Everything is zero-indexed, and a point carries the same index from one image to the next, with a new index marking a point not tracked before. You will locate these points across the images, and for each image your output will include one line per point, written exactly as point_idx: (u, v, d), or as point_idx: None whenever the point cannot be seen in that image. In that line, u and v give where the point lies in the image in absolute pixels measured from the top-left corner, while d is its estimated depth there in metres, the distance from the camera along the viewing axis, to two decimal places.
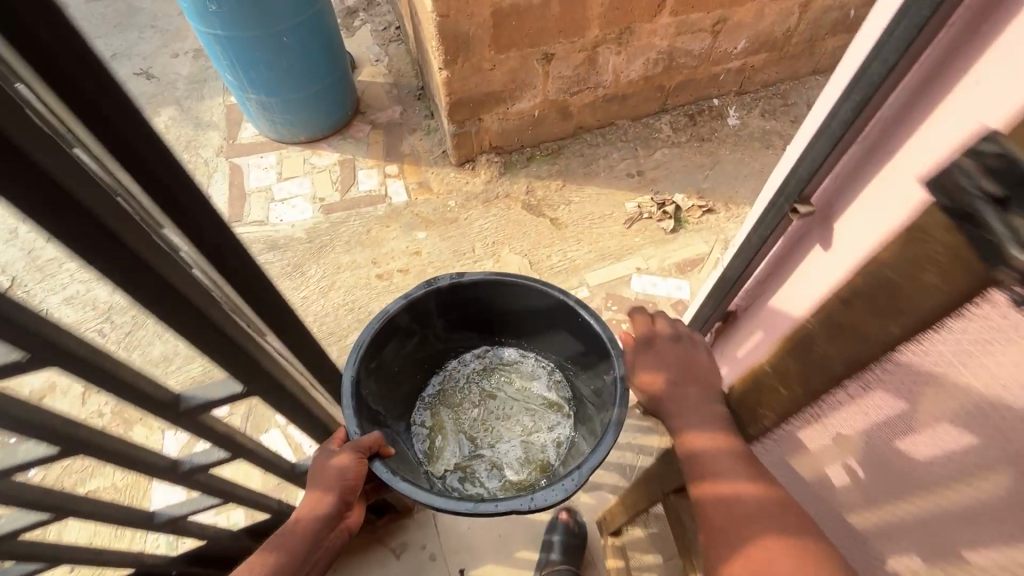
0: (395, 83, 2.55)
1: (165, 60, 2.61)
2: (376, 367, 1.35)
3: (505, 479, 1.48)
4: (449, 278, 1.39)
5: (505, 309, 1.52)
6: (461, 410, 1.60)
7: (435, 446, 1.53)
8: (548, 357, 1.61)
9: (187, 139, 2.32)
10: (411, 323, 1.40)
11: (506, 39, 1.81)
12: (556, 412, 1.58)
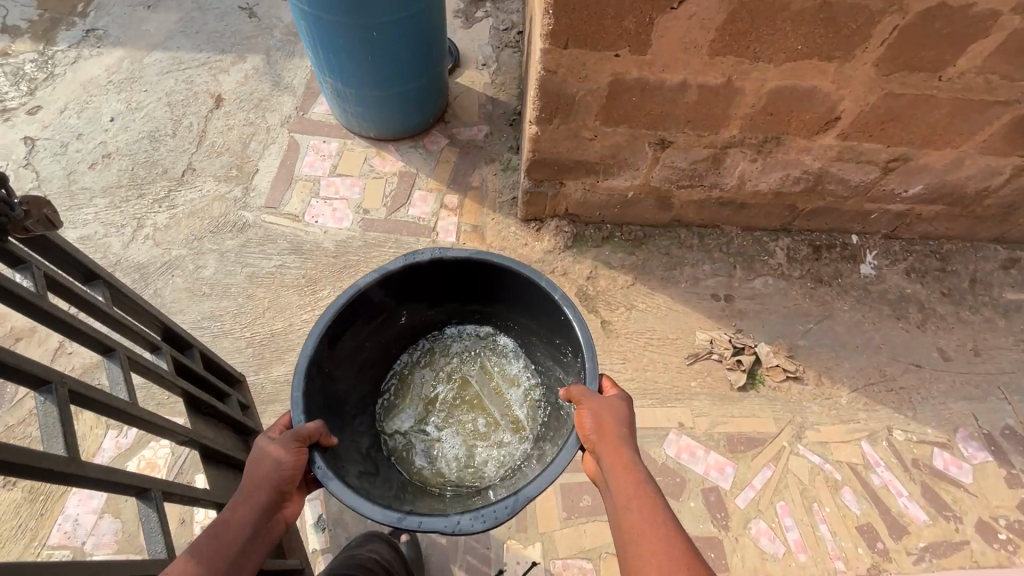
0: (493, 97, 2.25)
1: (273, 2, 2.44)
2: (355, 321, 1.44)
3: (435, 469, 1.52)
4: (431, 254, 1.44)
5: (501, 293, 1.58)
6: (441, 380, 1.69)
7: (400, 402, 1.64)
8: (540, 370, 1.65)
9: (260, 96, 2.16)
10: (388, 293, 1.48)
11: (618, 112, 1.45)
12: (516, 432, 1.59)
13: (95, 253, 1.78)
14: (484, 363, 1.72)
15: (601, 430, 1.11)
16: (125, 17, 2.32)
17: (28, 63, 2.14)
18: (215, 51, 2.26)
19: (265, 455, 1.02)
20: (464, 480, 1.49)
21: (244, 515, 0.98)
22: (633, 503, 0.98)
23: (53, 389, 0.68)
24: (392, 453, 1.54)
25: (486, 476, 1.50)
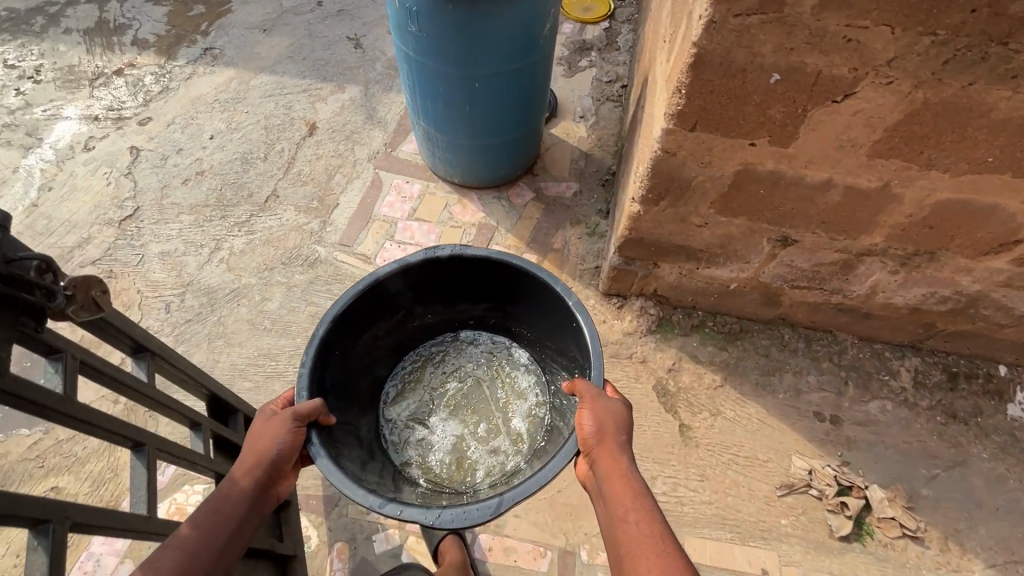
0: (587, 153, 2.11)
1: (380, 35, 2.46)
2: (369, 308, 1.41)
3: (425, 463, 1.46)
4: (450, 250, 1.40)
5: (519, 298, 1.51)
6: (451, 377, 1.61)
7: (405, 392, 1.58)
8: (552, 383, 1.53)
9: (352, 128, 2.14)
10: (404, 286, 1.45)
11: (739, 204, 1.26)
12: (515, 443, 1.49)
13: (171, 270, 1.77)
14: (500, 366, 1.62)
15: (600, 434, 1.08)
16: (242, 38, 2.41)
17: (148, 75, 2.25)
18: (317, 79, 2.28)
19: (262, 431, 1.06)
20: (452, 481, 1.42)
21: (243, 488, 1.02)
22: (626, 516, 0.94)
23: (49, 530, 0.66)
24: (386, 440, 1.50)
25: (476, 484, 1.41)
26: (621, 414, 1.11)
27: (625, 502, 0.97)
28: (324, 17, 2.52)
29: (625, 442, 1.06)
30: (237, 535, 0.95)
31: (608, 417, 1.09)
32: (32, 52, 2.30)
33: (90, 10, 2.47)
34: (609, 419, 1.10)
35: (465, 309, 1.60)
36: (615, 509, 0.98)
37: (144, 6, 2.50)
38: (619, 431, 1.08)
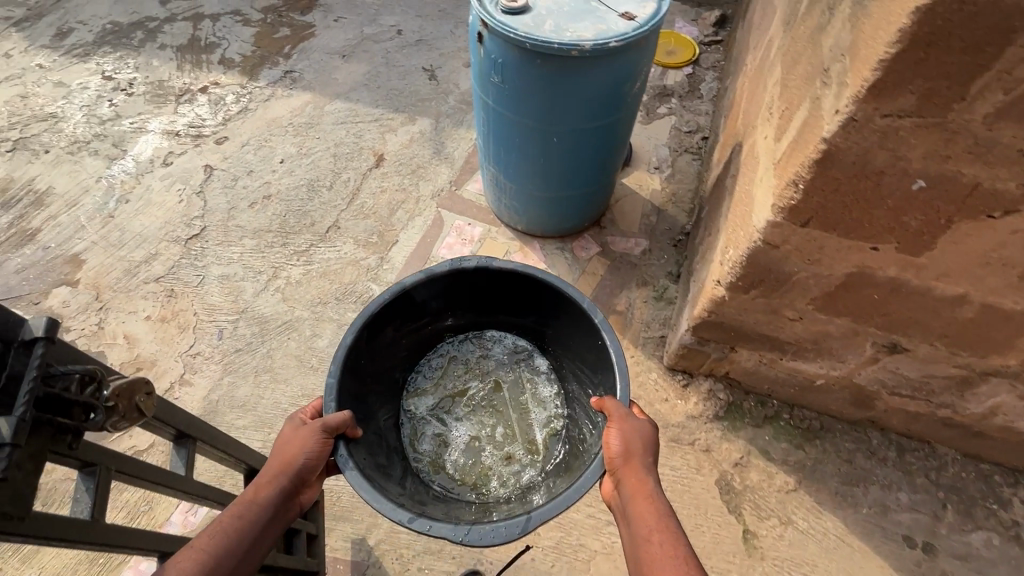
0: (659, 208, 1.98)
1: (456, 67, 2.44)
2: (401, 309, 1.49)
3: (442, 461, 1.54)
4: (478, 263, 1.46)
5: (546, 311, 1.58)
6: (473, 377, 1.70)
7: (427, 386, 1.67)
8: (571, 397, 1.61)
9: (419, 162, 2.10)
10: (432, 292, 1.51)
11: (846, 304, 1.10)
12: (529, 451, 1.57)
13: (228, 294, 1.77)
14: (521, 373, 1.71)
15: (626, 453, 1.10)
16: (322, 63, 2.44)
17: (230, 94, 2.30)
18: (390, 109, 2.26)
19: (293, 440, 1.12)
20: (468, 483, 1.50)
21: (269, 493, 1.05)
22: (650, 532, 0.93)
23: None
24: (407, 430, 1.58)
25: (490, 488, 1.49)
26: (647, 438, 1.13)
27: (649, 521, 0.95)
28: (402, 46, 2.53)
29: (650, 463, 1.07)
30: (263, 533, 0.99)
31: (634, 439, 1.11)
32: (127, 65, 2.41)
33: (185, 27, 2.58)
34: (634, 440, 1.11)
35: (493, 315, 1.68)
36: (639, 529, 0.96)
37: (234, 26, 2.59)
38: (645, 454, 1.09)
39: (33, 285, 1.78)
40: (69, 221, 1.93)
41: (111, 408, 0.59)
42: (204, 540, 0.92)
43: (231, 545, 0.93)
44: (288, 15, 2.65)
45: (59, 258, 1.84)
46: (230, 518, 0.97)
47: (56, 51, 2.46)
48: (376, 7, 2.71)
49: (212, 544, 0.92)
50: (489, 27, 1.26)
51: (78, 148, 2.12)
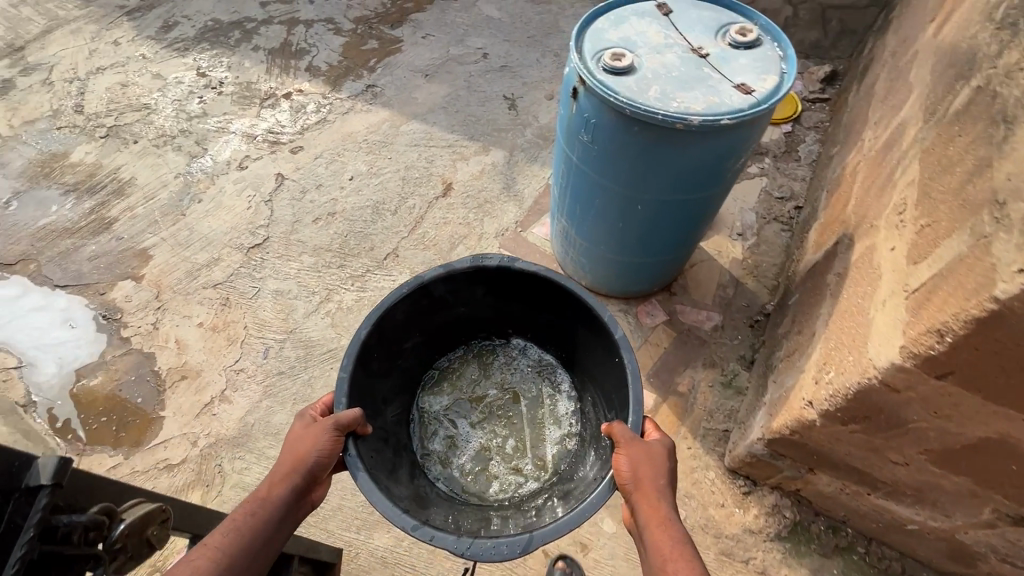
0: (738, 280, 1.81)
1: (537, 99, 2.36)
2: (418, 307, 1.43)
3: (447, 463, 1.52)
4: (499, 261, 1.38)
5: (571, 325, 1.51)
6: (492, 383, 1.68)
7: (444, 385, 1.65)
8: (587, 418, 1.55)
9: (486, 196, 2.02)
10: (455, 292, 1.47)
11: (971, 466, 0.92)
12: (536, 468, 1.52)
13: (280, 312, 1.75)
14: (541, 385, 1.66)
15: (644, 478, 1.06)
16: (403, 80, 2.42)
17: (311, 103, 2.32)
18: (464, 136, 2.20)
19: (304, 440, 1.09)
20: (469, 488, 1.47)
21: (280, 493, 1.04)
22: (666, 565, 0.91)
23: None
24: (416, 426, 1.57)
25: (489, 498, 1.45)
26: (661, 457, 1.10)
27: (666, 553, 0.93)
28: (485, 71, 2.47)
29: (665, 488, 1.04)
30: (279, 530, 1.00)
31: (652, 464, 1.06)
32: (221, 63, 2.47)
33: (279, 31, 2.63)
34: (651, 462, 1.08)
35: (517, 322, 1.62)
36: (655, 559, 0.94)
37: (325, 34, 2.62)
38: (662, 478, 1.05)
39: (101, 274, 1.83)
40: (145, 214, 1.98)
41: (121, 548, 0.60)
42: (216, 542, 0.92)
43: (243, 547, 0.93)
44: (378, 28, 2.66)
45: (130, 250, 1.89)
46: (243, 517, 0.97)
47: (160, 43, 2.57)
48: (465, 28, 2.67)
49: (228, 546, 0.92)
50: (587, 88, 1.16)
51: (164, 142, 2.19)
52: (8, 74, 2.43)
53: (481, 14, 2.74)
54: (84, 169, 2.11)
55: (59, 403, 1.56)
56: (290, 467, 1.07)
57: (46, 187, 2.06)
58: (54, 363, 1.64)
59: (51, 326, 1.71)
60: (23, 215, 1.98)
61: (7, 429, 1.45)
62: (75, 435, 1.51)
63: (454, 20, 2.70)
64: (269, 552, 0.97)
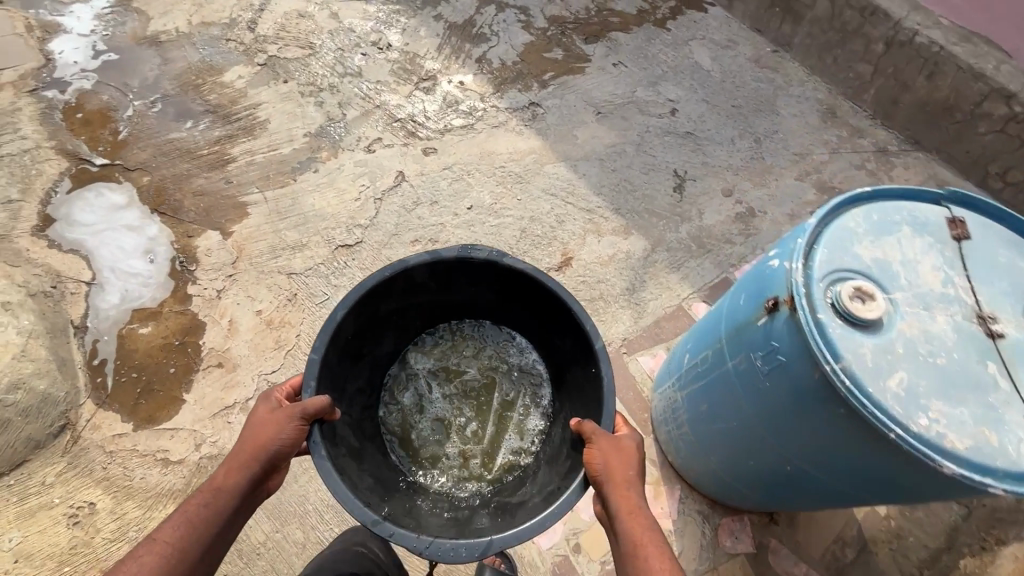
0: (869, 546, 1.35)
1: (712, 188, 1.94)
2: (409, 281, 1.37)
3: (405, 420, 1.53)
4: (487, 255, 1.32)
5: (568, 346, 1.39)
6: (475, 363, 1.60)
7: (433, 348, 1.61)
8: (551, 442, 1.46)
9: (602, 290, 1.70)
10: (442, 282, 1.43)
11: None
12: (480, 466, 1.48)
13: None
14: (523, 389, 1.57)
15: (611, 476, 1.10)
16: (570, 110, 2.10)
17: (466, 102, 2.08)
18: (609, 204, 1.87)
19: (262, 433, 1.09)
20: (412, 454, 1.48)
21: (233, 485, 1.07)
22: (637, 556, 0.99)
23: None
24: (392, 378, 1.56)
25: (425, 474, 1.45)
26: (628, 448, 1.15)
27: (641, 538, 1.01)
28: (665, 130, 2.08)
29: (632, 477, 1.10)
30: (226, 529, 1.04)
31: (619, 457, 1.12)
32: (398, 22, 2.29)
33: (469, 4, 2.39)
34: (625, 451, 1.13)
35: (507, 319, 1.56)
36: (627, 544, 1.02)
37: (513, 25, 2.35)
38: (631, 470, 1.11)
39: (196, 215, 1.77)
40: (262, 165, 1.89)
41: None
42: (166, 536, 1.00)
43: (193, 539, 1.01)
44: (570, 37, 2.33)
45: (231, 200, 1.81)
46: (196, 511, 1.03)
47: None
48: (664, 69, 2.26)
49: (179, 539, 1.00)
50: (794, 321, 0.80)
51: (310, 92, 2.07)
52: None
53: (689, 59, 2.31)
54: (230, 93, 2.06)
55: (105, 339, 1.53)
56: (249, 456, 1.09)
57: (191, 100, 2.03)
58: (119, 294, 1.61)
59: (133, 253, 1.68)
60: (160, 122, 1.97)
61: (47, 353, 1.41)
62: (103, 381, 1.46)
63: (655, 56, 2.31)
64: (224, 537, 1.05)
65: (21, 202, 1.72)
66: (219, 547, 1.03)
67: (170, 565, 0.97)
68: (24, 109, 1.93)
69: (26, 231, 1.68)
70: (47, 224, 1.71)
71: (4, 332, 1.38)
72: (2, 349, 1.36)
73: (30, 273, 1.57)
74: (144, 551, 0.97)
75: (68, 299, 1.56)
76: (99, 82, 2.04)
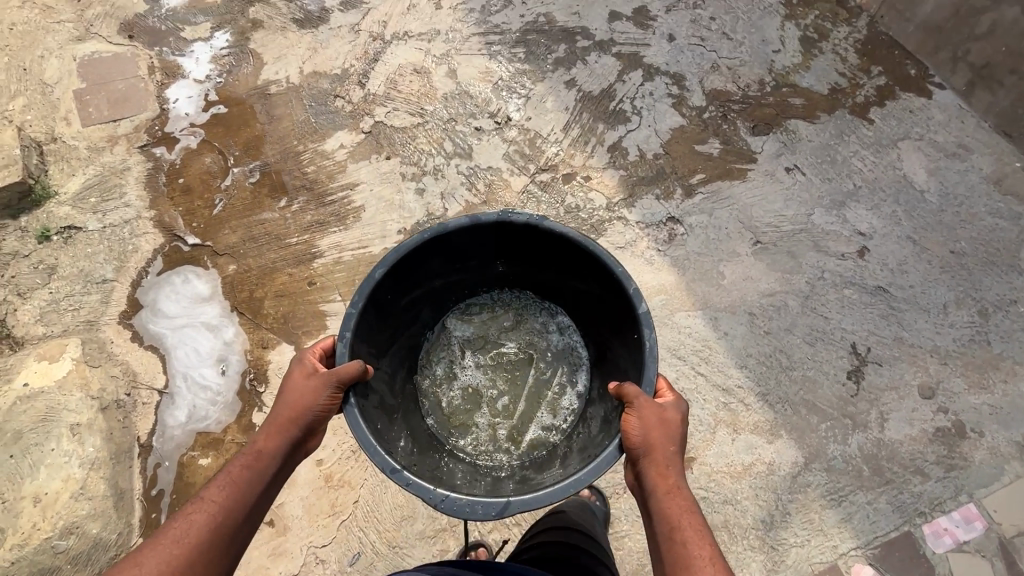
0: None
1: (906, 380, 1.43)
2: (451, 244, 1.36)
3: (437, 387, 1.56)
4: (526, 220, 1.29)
5: (615, 321, 1.35)
6: (513, 335, 1.61)
7: (474, 318, 1.62)
8: (583, 423, 1.45)
9: (729, 515, 1.31)
10: (482, 249, 1.41)
11: None
12: (508, 442, 1.49)
13: (397, 511, 1.38)
14: (561, 366, 1.56)
15: (648, 446, 1.05)
16: (720, 233, 1.65)
17: (588, 208, 1.72)
18: (755, 385, 1.44)
19: (300, 396, 1.10)
20: (442, 420, 1.52)
21: (272, 446, 1.07)
22: (675, 533, 0.94)
23: None
24: (428, 343, 1.59)
25: (453, 443, 1.48)
26: (671, 423, 1.08)
27: (678, 515, 0.97)
28: (847, 279, 1.57)
29: (673, 453, 1.04)
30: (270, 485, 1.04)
31: (658, 432, 1.05)
32: (522, 88, 1.95)
33: (611, 67, 1.98)
34: (667, 427, 1.07)
35: (550, 287, 1.53)
36: (665, 518, 0.97)
37: (662, 99, 1.90)
38: (672, 443, 1.05)
39: (275, 321, 1.62)
40: (350, 266, 1.69)
41: None
42: (213, 496, 0.98)
43: (238, 502, 0.99)
44: (733, 123, 1.85)
45: (312, 306, 1.63)
46: (240, 471, 1.02)
47: (478, 26, 2.11)
48: (857, 182, 1.71)
49: (225, 499, 0.99)
50: None
51: (412, 174, 1.82)
52: (331, 2, 2.21)
53: (895, 169, 1.73)
54: (328, 166, 1.86)
55: (166, 465, 1.44)
56: (287, 422, 1.09)
57: (289, 171, 1.86)
58: (186, 409, 1.51)
59: (207, 360, 1.57)
60: (256, 195, 1.82)
61: (107, 488, 1.35)
62: (156, 519, 1.38)
63: (845, 160, 1.76)
64: (265, 498, 1.03)
65: (114, 283, 1.67)
66: (260, 508, 1.02)
67: (218, 523, 0.96)
68: (132, 169, 1.87)
69: (114, 317, 1.62)
70: (135, 310, 1.64)
71: (67, 464, 1.32)
72: (62, 485, 1.30)
73: (108, 375, 1.51)
74: (189, 513, 0.96)
75: (138, 410, 1.49)
76: (205, 140, 1.93)
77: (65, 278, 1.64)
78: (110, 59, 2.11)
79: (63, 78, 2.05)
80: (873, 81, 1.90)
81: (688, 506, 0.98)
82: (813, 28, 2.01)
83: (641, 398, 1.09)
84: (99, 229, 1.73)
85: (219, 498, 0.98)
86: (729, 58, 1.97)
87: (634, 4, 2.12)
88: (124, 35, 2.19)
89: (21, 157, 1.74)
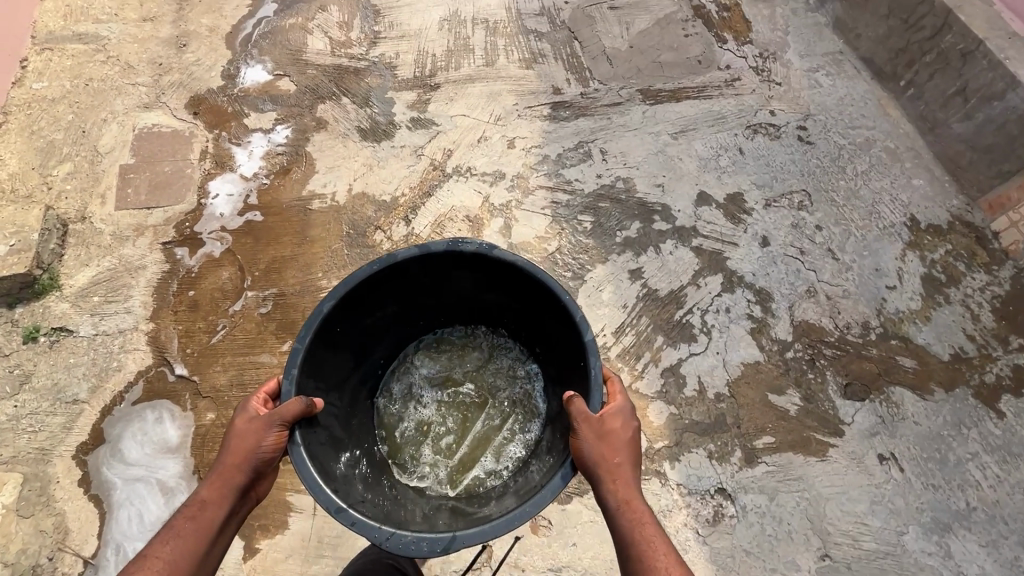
0: None
1: None
2: (409, 273, 1.33)
3: (392, 412, 1.48)
4: (477, 247, 1.26)
5: (572, 359, 1.28)
6: (477, 378, 1.53)
7: (441, 355, 1.56)
8: (523, 474, 1.33)
9: None
10: (436, 278, 1.38)
11: None
12: (449, 480, 1.38)
13: None
14: (516, 414, 1.46)
15: (596, 457, 1.02)
16: (779, 529, 1.33)
17: None
18: None
19: (243, 438, 1.04)
20: (390, 446, 1.43)
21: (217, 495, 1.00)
22: (631, 545, 0.92)
23: None
24: (393, 368, 1.53)
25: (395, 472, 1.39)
26: (619, 431, 1.06)
27: (632, 527, 0.95)
28: None
29: (619, 459, 1.03)
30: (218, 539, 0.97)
31: (601, 442, 1.04)
32: (579, 267, 1.71)
33: (687, 263, 1.70)
34: (613, 438, 1.05)
35: (514, 323, 1.47)
36: (622, 531, 0.96)
37: (741, 321, 1.60)
38: (618, 453, 1.03)
39: None
40: None
41: None
42: (158, 553, 0.91)
43: (185, 556, 0.92)
44: (821, 373, 1.52)
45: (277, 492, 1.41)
46: (184, 524, 0.95)
47: (548, 178, 1.90)
48: (970, 500, 1.35)
49: (171, 556, 0.91)
50: None
51: None
52: (401, 116, 2.08)
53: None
54: None
55: None
56: (233, 467, 1.02)
57: (304, 309, 1.68)
58: None
59: (144, 534, 1.36)
60: (261, 329, 1.65)
61: None
62: None
63: (958, 462, 1.40)
64: (214, 551, 0.96)
65: (83, 406, 1.51)
66: (208, 563, 0.95)
67: None
68: (147, 268, 1.74)
69: (70, 447, 1.46)
70: (95, 445, 1.47)
71: None
72: None
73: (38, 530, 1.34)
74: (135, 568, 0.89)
75: None
76: (229, 249, 1.79)
77: (36, 391, 1.51)
78: (168, 135, 2.04)
79: (116, 148, 1.98)
80: (1009, 358, 1.53)
81: (640, 509, 0.97)
82: (941, 266, 1.68)
83: (583, 413, 1.07)
84: (89, 336, 1.60)
85: (169, 555, 0.91)
86: (831, 282, 1.65)
87: (729, 187, 1.85)
88: (189, 110, 2.12)
89: (37, 242, 1.64)
